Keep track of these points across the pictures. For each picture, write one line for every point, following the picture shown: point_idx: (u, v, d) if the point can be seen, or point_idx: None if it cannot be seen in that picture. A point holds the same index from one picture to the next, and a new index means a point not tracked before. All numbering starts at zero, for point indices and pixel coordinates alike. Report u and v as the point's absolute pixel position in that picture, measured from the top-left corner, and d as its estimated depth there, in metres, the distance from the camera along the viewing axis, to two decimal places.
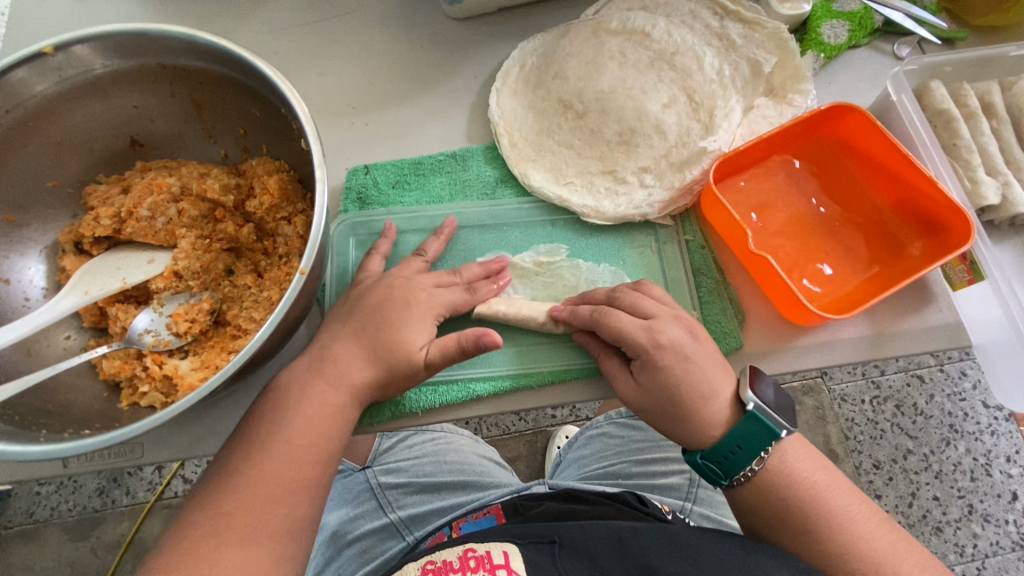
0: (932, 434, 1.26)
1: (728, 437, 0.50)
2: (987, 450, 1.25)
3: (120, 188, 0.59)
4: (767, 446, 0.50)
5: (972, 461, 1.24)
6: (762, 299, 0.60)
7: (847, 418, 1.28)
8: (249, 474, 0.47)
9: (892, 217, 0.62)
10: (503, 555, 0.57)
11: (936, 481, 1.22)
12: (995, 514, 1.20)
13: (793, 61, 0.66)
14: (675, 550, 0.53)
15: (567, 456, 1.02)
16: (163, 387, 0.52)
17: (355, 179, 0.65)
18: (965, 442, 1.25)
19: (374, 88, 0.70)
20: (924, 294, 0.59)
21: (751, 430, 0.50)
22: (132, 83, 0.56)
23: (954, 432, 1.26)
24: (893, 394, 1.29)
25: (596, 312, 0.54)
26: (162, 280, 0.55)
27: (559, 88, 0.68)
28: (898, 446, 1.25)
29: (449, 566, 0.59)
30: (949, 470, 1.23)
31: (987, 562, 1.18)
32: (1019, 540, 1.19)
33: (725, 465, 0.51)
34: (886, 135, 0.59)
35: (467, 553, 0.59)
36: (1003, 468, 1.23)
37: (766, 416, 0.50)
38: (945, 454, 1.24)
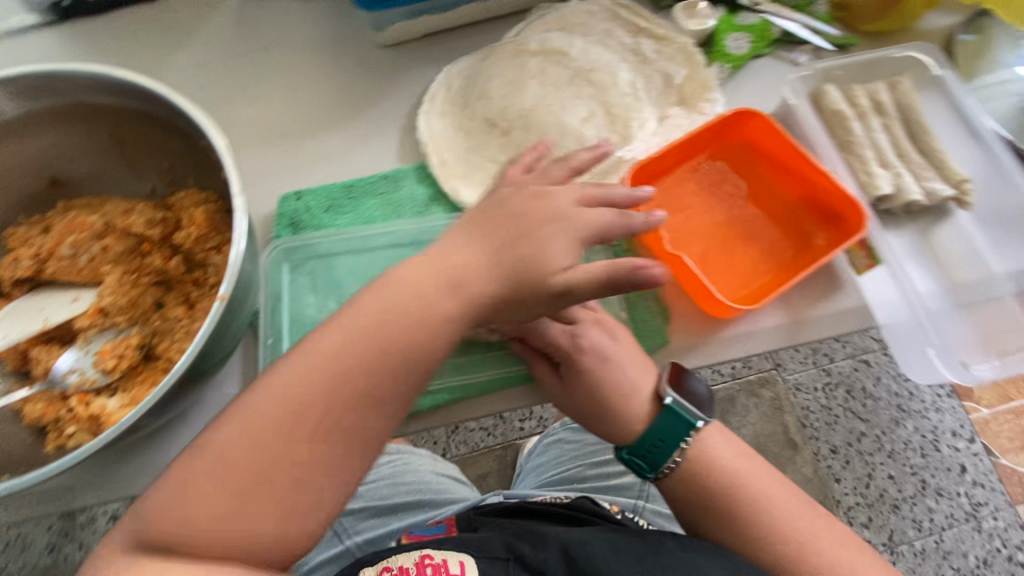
0: (882, 416, 1.32)
1: (650, 431, 0.53)
2: (935, 427, 1.31)
3: (40, 228, 0.58)
4: (686, 438, 0.54)
5: (921, 438, 1.30)
6: (685, 294, 0.63)
7: (802, 406, 1.33)
8: (224, 464, 0.40)
9: (798, 212, 0.66)
10: (460, 565, 0.54)
11: (890, 461, 1.28)
12: (948, 488, 1.27)
13: (700, 72, 0.71)
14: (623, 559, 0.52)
15: (527, 465, 1.05)
16: (90, 427, 0.52)
17: (286, 206, 0.66)
18: (914, 421, 1.32)
19: (304, 115, 0.72)
20: (835, 281, 0.63)
21: (670, 423, 0.54)
22: (48, 123, 0.56)
23: (902, 412, 1.32)
24: (843, 380, 1.35)
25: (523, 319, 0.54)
26: (86, 318, 0.54)
27: (485, 108, 0.71)
28: (852, 430, 1.31)
29: (406, 570, 0.54)
30: (900, 448, 1.30)
31: (945, 535, 1.23)
32: (971, 511, 1.25)
33: (650, 458, 0.54)
34: (784, 136, 0.64)
35: (423, 559, 0.55)
36: (950, 443, 1.30)
37: (683, 409, 0.53)
38: (895, 434, 1.31)
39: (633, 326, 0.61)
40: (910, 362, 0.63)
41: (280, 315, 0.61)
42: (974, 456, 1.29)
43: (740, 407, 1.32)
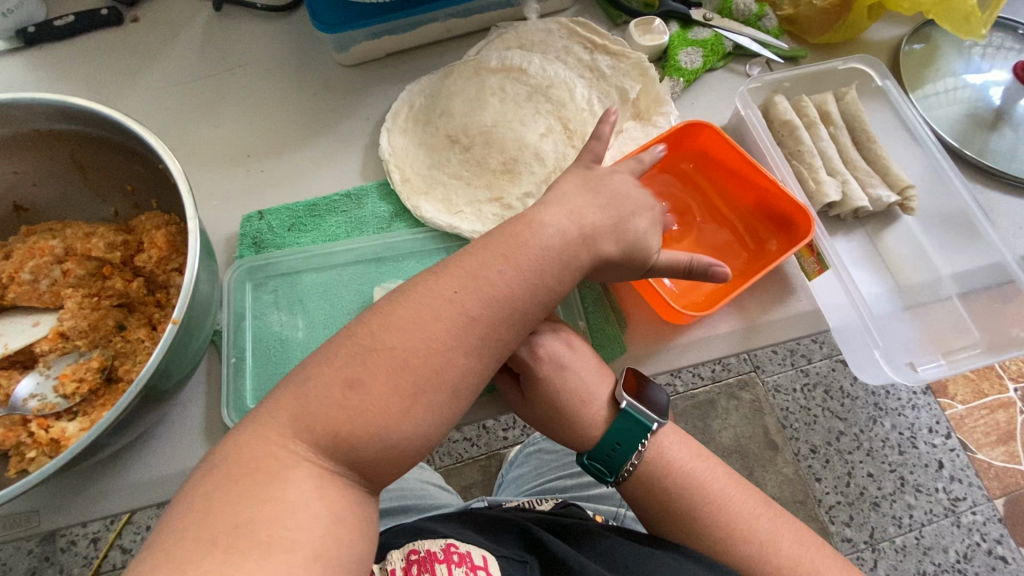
0: (859, 414, 1.32)
1: (607, 435, 0.54)
2: (911, 425, 1.32)
3: (0, 254, 0.58)
4: (643, 440, 0.54)
5: (898, 435, 1.30)
6: (641, 303, 0.64)
7: (781, 407, 1.35)
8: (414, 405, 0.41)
9: (750, 219, 0.69)
10: (482, 558, 0.49)
11: (870, 459, 1.28)
12: (926, 484, 1.27)
13: (654, 86, 0.74)
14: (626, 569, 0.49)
15: (508, 475, 1.06)
16: (50, 451, 0.52)
17: (249, 226, 0.67)
18: (891, 418, 1.32)
19: (269, 136, 0.73)
20: (786, 286, 0.66)
21: (626, 426, 0.54)
22: (7, 150, 0.57)
23: (879, 410, 1.33)
24: (822, 380, 1.36)
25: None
26: (47, 342, 0.55)
27: (446, 125, 0.73)
28: (830, 429, 1.32)
29: (433, 556, 0.48)
30: (879, 446, 1.29)
31: (925, 531, 1.24)
32: (949, 506, 1.27)
33: (609, 463, 0.54)
34: (733, 146, 0.66)
35: (449, 546, 0.50)
36: (927, 439, 1.31)
37: (638, 412, 0.54)
38: (873, 432, 1.30)
39: (592, 335, 0.63)
40: (862, 363, 0.65)
41: (243, 334, 0.62)
42: (950, 452, 1.31)
43: (721, 411, 1.35)
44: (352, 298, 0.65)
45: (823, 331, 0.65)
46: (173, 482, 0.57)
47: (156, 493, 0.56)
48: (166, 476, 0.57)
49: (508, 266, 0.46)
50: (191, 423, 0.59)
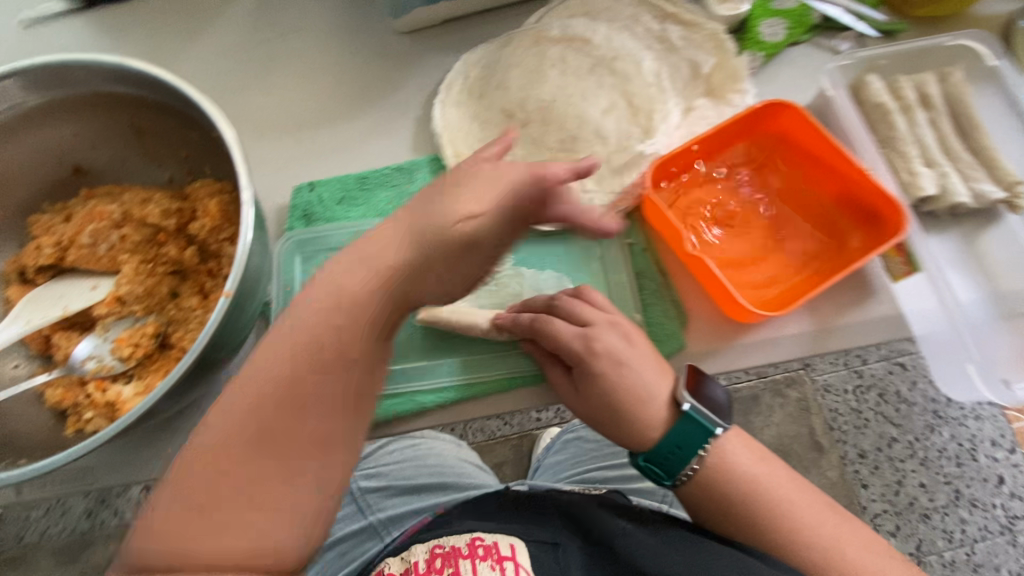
0: (915, 422, 1.25)
1: (667, 438, 0.51)
2: (973, 436, 1.23)
3: (62, 216, 0.59)
4: (705, 445, 0.51)
5: (958, 446, 1.22)
6: (705, 298, 0.60)
7: (830, 408, 1.27)
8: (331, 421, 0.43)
9: (832, 211, 0.62)
10: (510, 547, 0.53)
11: (922, 468, 1.21)
12: (983, 499, 1.20)
13: (730, 61, 0.67)
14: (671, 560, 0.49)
15: (545, 460, 1.05)
16: (106, 413, 0.53)
17: (299, 197, 0.66)
18: (950, 428, 1.23)
19: (321, 104, 0.71)
20: (867, 287, 0.60)
21: (688, 430, 0.51)
22: (69, 111, 0.57)
23: (937, 418, 1.24)
24: (876, 383, 1.25)
25: (536, 320, 0.55)
26: (104, 306, 0.55)
27: (502, 98, 0.69)
28: (882, 435, 1.24)
29: (459, 551, 0.53)
30: (934, 456, 1.22)
31: (977, 547, 1.18)
32: (1007, 524, 1.18)
33: (667, 466, 0.51)
34: (819, 129, 0.60)
35: (474, 540, 0.54)
36: (989, 452, 1.22)
37: (702, 416, 0.51)
38: (929, 441, 1.23)
39: (649, 329, 0.59)
40: (949, 379, 0.59)
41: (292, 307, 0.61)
42: (1013, 468, 1.22)
43: (764, 407, 1.27)
44: None
45: (907, 338, 0.59)
46: None
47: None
48: None
49: (353, 276, 0.45)
50: None
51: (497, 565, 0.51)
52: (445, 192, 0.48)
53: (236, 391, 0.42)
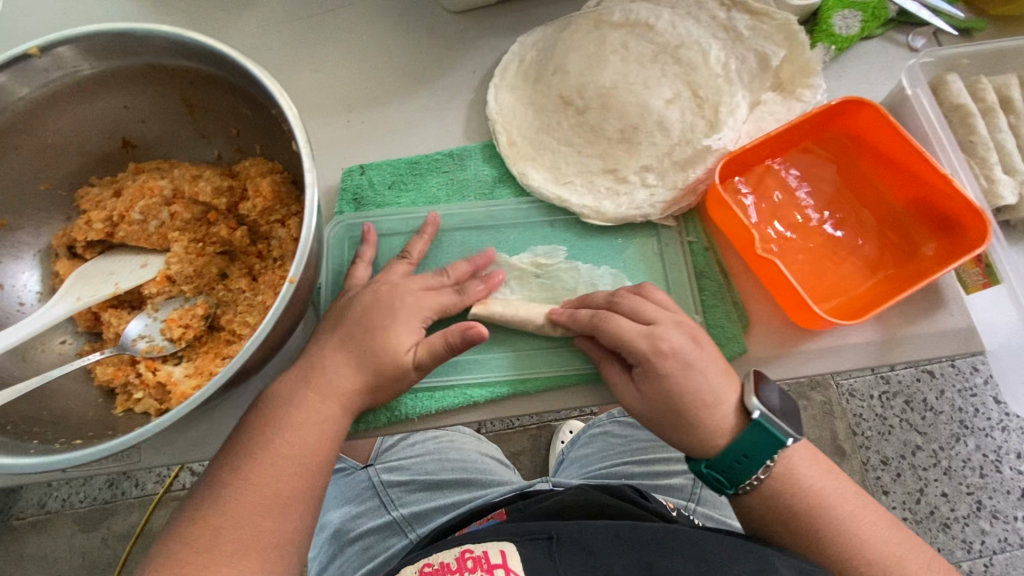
0: (942, 430, 1.19)
1: (734, 446, 0.50)
2: (998, 447, 1.18)
3: (112, 191, 0.58)
4: (773, 455, 0.50)
5: (982, 457, 1.17)
6: (766, 301, 0.59)
7: (854, 413, 1.22)
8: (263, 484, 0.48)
9: (906, 216, 0.59)
10: (500, 553, 0.55)
11: (945, 478, 1.16)
12: (1004, 511, 1.14)
13: (803, 54, 0.64)
14: (673, 547, 0.53)
15: (569, 456, 1.02)
16: (156, 394, 0.52)
17: (350, 180, 0.64)
18: (976, 438, 1.19)
19: (371, 85, 0.69)
20: (936, 297, 0.58)
21: (757, 439, 0.50)
22: (122, 83, 0.55)
23: (964, 428, 1.19)
24: (903, 389, 1.22)
25: (596, 317, 0.54)
26: (155, 285, 0.54)
27: (560, 84, 0.66)
28: (906, 442, 1.19)
29: (446, 567, 0.56)
30: (958, 466, 1.17)
31: (995, 559, 1.12)
32: None
33: (729, 475, 0.51)
34: (901, 131, 0.56)
35: (463, 553, 0.57)
36: (1014, 465, 1.17)
37: (773, 425, 0.50)
38: (954, 450, 1.18)
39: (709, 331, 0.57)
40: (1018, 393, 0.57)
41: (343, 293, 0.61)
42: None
43: None
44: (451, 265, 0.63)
45: (975, 352, 0.57)
46: None
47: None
48: None
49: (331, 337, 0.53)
50: None
51: (488, 572, 0.54)
52: (372, 317, 0.53)
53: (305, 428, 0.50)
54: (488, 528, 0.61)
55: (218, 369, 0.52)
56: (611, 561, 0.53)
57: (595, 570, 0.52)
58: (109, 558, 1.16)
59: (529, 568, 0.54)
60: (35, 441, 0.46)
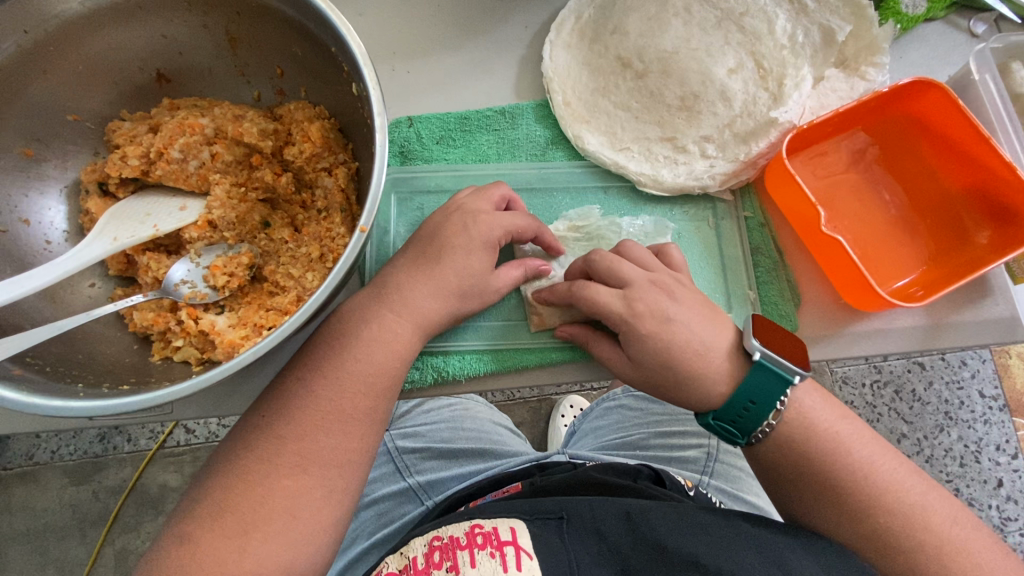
0: (926, 420, 1.15)
1: (737, 395, 0.49)
2: (979, 439, 1.15)
3: (147, 126, 0.54)
4: (781, 395, 0.49)
5: (963, 447, 1.14)
6: (820, 282, 0.59)
7: (846, 400, 1.16)
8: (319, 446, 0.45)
9: (963, 203, 0.59)
10: (511, 531, 0.52)
11: (926, 466, 1.13)
12: (980, 499, 1.12)
13: (870, 30, 0.60)
14: (686, 527, 0.51)
15: (583, 426, 0.99)
16: (198, 343, 0.50)
17: (397, 132, 0.62)
18: (959, 430, 1.15)
19: (416, 33, 0.65)
20: (982, 287, 0.58)
21: (760, 381, 0.49)
22: (163, 7, 0.51)
23: (947, 419, 1.16)
24: (894, 379, 1.17)
25: (572, 287, 0.54)
26: (195, 229, 0.51)
27: (618, 44, 0.63)
28: (893, 430, 1.14)
29: (456, 542, 0.52)
30: (940, 454, 1.14)
31: None
32: (999, 524, 1.11)
33: (740, 424, 0.50)
34: (967, 114, 0.56)
35: (473, 528, 0.53)
36: (993, 456, 1.14)
37: (774, 363, 0.49)
38: (937, 440, 1.14)
39: (763, 307, 0.58)
40: None
41: (385, 250, 0.60)
42: (1014, 473, 1.13)
43: None
44: None
45: (1015, 342, 0.57)
46: None
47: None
48: None
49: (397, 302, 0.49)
50: None
51: (497, 549, 0.50)
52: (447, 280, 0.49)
53: (356, 389, 0.47)
54: (498, 506, 0.58)
55: (264, 321, 0.50)
56: (621, 541, 0.52)
57: (607, 553, 0.51)
58: (100, 511, 1.14)
59: (541, 547, 0.50)
60: (81, 385, 0.44)
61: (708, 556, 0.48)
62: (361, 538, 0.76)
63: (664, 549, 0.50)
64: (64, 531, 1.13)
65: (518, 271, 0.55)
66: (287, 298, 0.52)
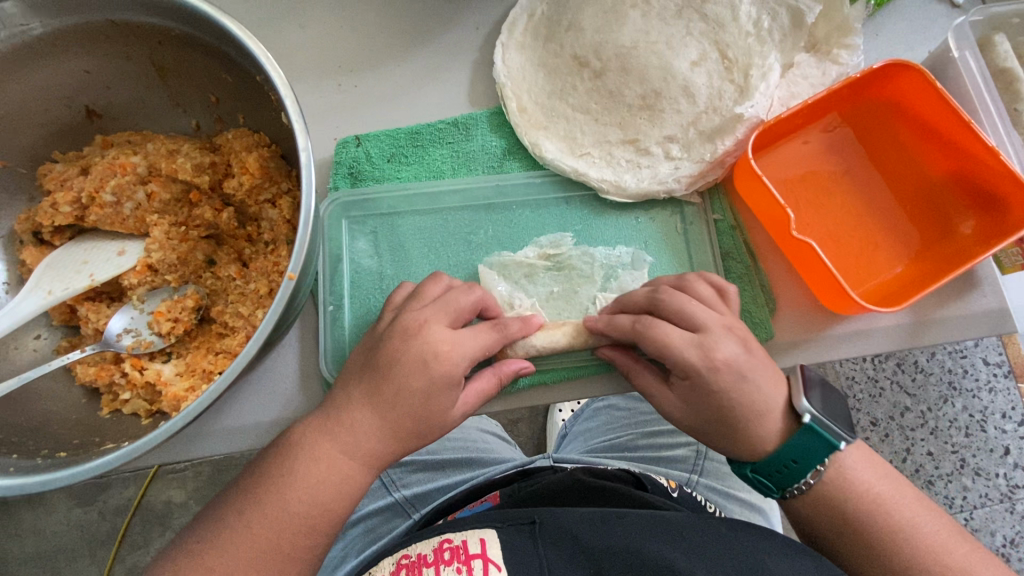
0: (930, 392, 1.08)
1: (782, 453, 0.46)
2: (984, 407, 1.07)
3: (78, 168, 0.52)
4: (824, 459, 0.46)
5: (967, 418, 1.07)
6: (796, 284, 0.56)
7: (844, 375, 1.09)
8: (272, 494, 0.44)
9: (945, 192, 0.56)
10: (480, 543, 0.51)
11: (931, 438, 1.06)
12: (986, 468, 1.05)
13: (840, 10, 0.56)
14: (656, 530, 0.51)
15: (574, 429, 0.97)
16: (146, 394, 0.48)
17: (345, 152, 0.59)
18: (963, 400, 1.08)
19: (361, 43, 0.61)
20: (968, 278, 0.55)
21: (811, 443, 0.46)
22: (78, 44, 0.48)
23: (951, 389, 1.08)
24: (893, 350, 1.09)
25: (639, 322, 0.49)
26: (135, 275, 0.50)
27: (574, 42, 0.59)
28: (896, 404, 1.07)
29: (423, 560, 0.52)
30: (944, 426, 1.07)
31: (974, 514, 1.04)
32: (1008, 493, 1.04)
33: (778, 478, 0.47)
34: (947, 98, 0.52)
35: (442, 544, 0.52)
36: (998, 425, 1.07)
37: (826, 429, 0.46)
38: (941, 411, 1.07)
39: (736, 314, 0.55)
40: None
41: (340, 279, 0.58)
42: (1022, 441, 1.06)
43: None
44: (460, 246, 0.59)
45: (1005, 334, 0.54)
46: (272, 431, 0.53)
47: (271, 438, 0.53)
48: (267, 422, 0.53)
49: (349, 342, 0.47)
50: (286, 374, 0.54)
51: (465, 564, 0.50)
52: (405, 355, 0.46)
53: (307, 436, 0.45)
54: (469, 517, 0.56)
55: (211, 367, 0.49)
56: (595, 544, 0.50)
57: (581, 557, 0.49)
58: (108, 531, 1.12)
59: (511, 558, 0.49)
60: (14, 457, 0.42)
61: (685, 562, 0.47)
62: (349, 556, 0.74)
63: (639, 552, 0.48)
64: (74, 552, 1.11)
65: (490, 384, 0.50)
66: (234, 341, 0.50)
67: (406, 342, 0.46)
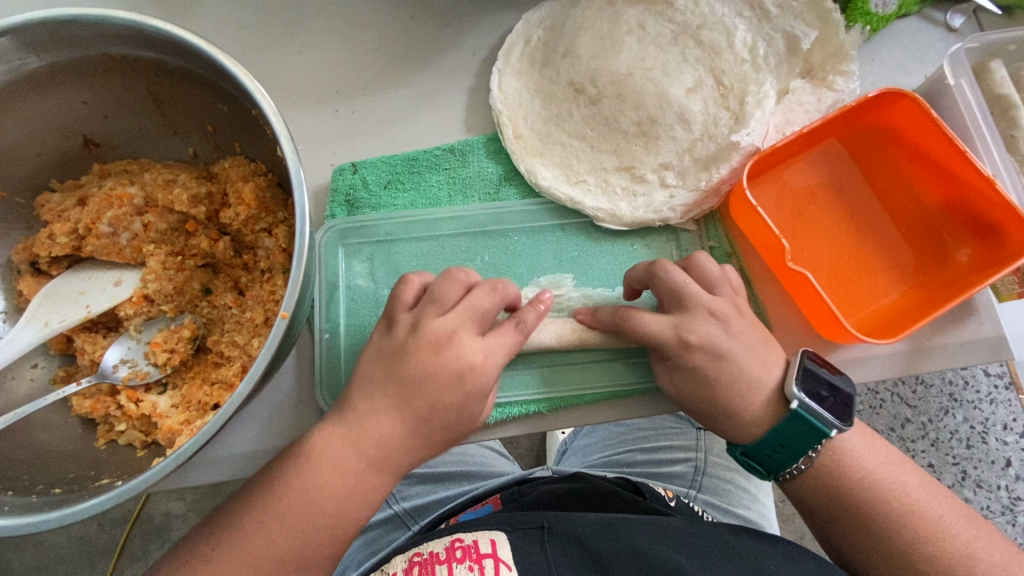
0: (931, 403, 1.05)
1: (769, 439, 0.47)
2: (984, 419, 1.05)
3: (75, 199, 0.52)
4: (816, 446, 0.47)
5: (969, 429, 1.04)
6: (792, 311, 0.56)
7: None
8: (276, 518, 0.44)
9: (941, 219, 0.56)
10: (490, 543, 0.50)
11: (931, 450, 1.03)
12: (987, 480, 1.03)
13: (836, 37, 0.56)
14: (664, 535, 0.50)
15: (574, 443, 0.93)
16: (141, 425, 0.49)
17: (342, 179, 0.59)
18: (964, 410, 1.05)
19: (358, 68, 0.61)
20: (966, 305, 0.55)
21: (797, 429, 0.47)
22: (73, 78, 0.47)
23: (952, 400, 1.05)
24: None
25: (619, 313, 0.51)
26: (131, 306, 0.50)
27: (570, 68, 0.59)
28: (897, 416, 1.05)
29: (435, 558, 0.51)
30: (945, 437, 1.04)
31: None
32: (1009, 505, 1.02)
33: (769, 461, 0.49)
34: (942, 127, 0.51)
35: (453, 543, 0.52)
36: (999, 436, 1.04)
37: (814, 415, 0.46)
38: (942, 423, 1.05)
39: None
40: None
41: (337, 305, 0.58)
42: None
43: None
44: None
45: (1004, 360, 0.54)
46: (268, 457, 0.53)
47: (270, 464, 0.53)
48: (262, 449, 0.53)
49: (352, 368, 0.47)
50: (283, 401, 0.54)
51: (476, 564, 0.49)
52: (400, 384, 0.46)
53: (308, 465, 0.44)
54: (480, 518, 0.56)
55: (204, 398, 0.49)
56: (602, 549, 0.50)
57: (587, 560, 0.49)
58: (107, 543, 1.10)
59: (521, 560, 0.49)
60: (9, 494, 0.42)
61: (689, 565, 0.47)
62: (350, 570, 0.70)
63: (644, 555, 0.48)
64: (73, 564, 1.09)
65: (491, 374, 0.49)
66: (229, 370, 0.50)
67: (434, 351, 0.45)
